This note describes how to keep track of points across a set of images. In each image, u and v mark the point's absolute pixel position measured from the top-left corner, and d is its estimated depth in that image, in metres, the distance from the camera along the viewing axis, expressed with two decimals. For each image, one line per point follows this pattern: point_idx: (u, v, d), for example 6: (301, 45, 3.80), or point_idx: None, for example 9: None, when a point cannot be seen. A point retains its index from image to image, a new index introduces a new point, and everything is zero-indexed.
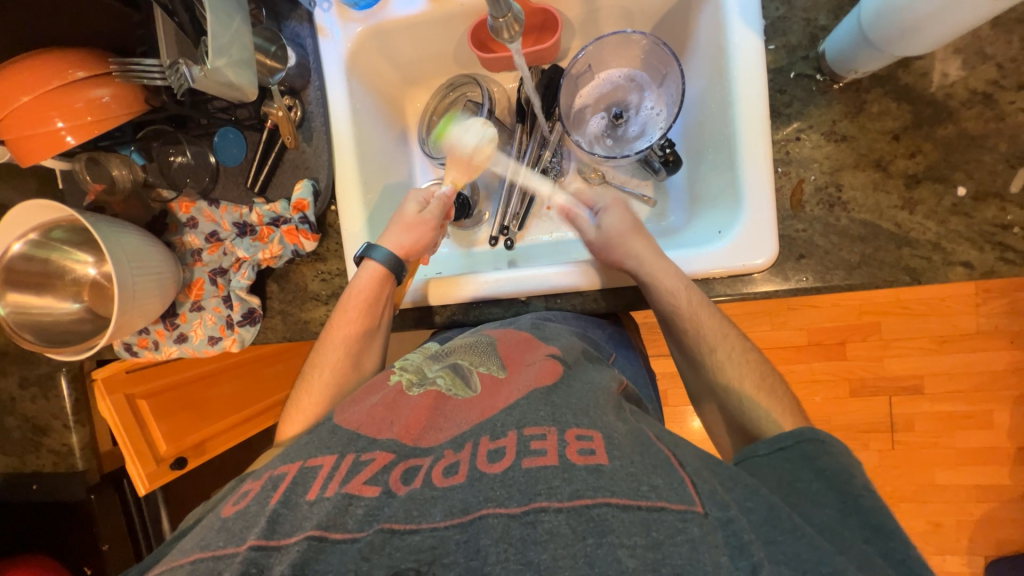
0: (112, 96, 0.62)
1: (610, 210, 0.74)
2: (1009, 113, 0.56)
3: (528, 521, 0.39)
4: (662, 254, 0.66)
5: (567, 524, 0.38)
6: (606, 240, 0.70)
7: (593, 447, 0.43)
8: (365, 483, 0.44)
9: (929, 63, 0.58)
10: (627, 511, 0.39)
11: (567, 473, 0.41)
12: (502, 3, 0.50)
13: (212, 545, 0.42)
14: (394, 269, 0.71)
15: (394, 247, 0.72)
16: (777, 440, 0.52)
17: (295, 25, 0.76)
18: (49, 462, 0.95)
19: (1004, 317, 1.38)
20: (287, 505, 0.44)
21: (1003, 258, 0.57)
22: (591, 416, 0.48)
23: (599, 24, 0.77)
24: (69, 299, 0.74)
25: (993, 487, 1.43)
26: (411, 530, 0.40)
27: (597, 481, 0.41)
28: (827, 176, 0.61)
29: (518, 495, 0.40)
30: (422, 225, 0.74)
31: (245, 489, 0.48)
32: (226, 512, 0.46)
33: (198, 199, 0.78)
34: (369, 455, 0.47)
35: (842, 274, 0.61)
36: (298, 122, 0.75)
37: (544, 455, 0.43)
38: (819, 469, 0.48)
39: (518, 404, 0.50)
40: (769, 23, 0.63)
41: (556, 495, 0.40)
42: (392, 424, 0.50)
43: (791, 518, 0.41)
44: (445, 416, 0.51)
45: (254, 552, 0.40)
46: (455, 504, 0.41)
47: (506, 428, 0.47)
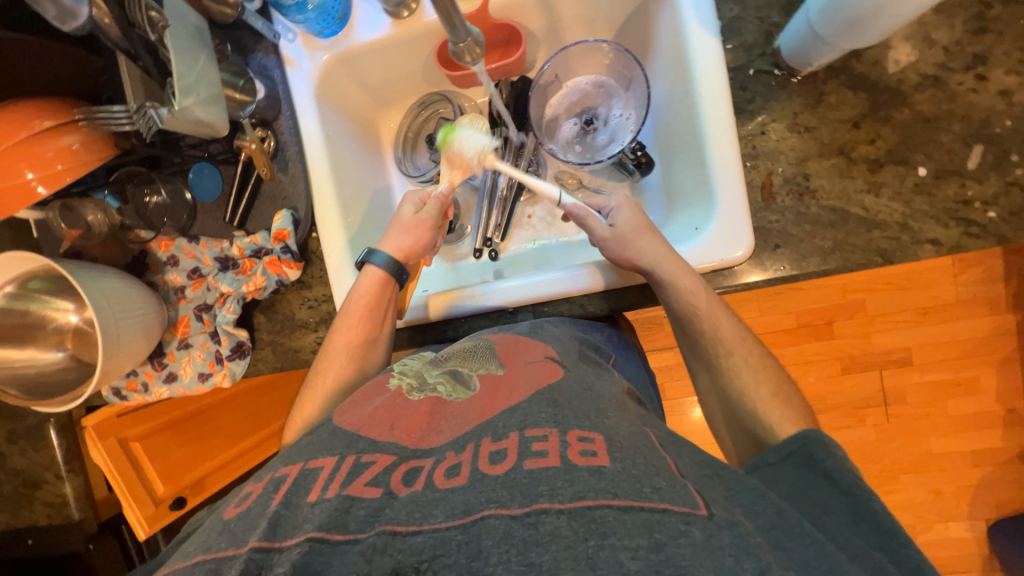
0: (81, 143, 0.61)
1: (621, 210, 0.70)
2: (960, 94, 0.59)
3: (529, 522, 0.39)
4: (678, 256, 0.65)
5: (568, 525, 0.38)
6: (621, 241, 0.66)
7: (595, 449, 0.44)
8: (366, 484, 0.45)
9: (879, 51, 0.60)
10: (626, 512, 0.39)
11: (569, 474, 0.41)
12: (462, 30, 0.51)
13: (216, 546, 0.43)
14: (394, 272, 0.72)
15: (393, 251, 0.72)
16: (785, 445, 0.54)
17: (261, 57, 0.75)
18: (44, 515, 0.93)
19: (981, 285, 1.42)
20: (287, 507, 0.44)
21: (968, 232, 0.59)
22: (591, 418, 0.48)
23: (563, 34, 0.78)
24: (52, 349, 0.73)
25: (987, 451, 1.47)
26: (413, 531, 0.40)
27: (598, 482, 0.41)
28: (794, 166, 0.63)
29: (520, 496, 0.41)
30: (418, 225, 0.74)
31: (246, 492, 0.49)
32: (227, 515, 0.47)
33: (177, 236, 0.78)
34: (369, 458, 0.48)
35: (817, 260, 0.62)
36: (273, 153, 0.76)
37: (545, 456, 0.43)
38: (826, 471, 0.50)
39: (519, 407, 0.50)
40: (724, 23, 0.64)
41: (556, 496, 0.40)
42: (392, 427, 0.51)
43: (799, 522, 0.43)
44: (446, 418, 0.52)
45: (255, 552, 0.41)
46: (457, 505, 0.41)
47: (508, 430, 0.47)
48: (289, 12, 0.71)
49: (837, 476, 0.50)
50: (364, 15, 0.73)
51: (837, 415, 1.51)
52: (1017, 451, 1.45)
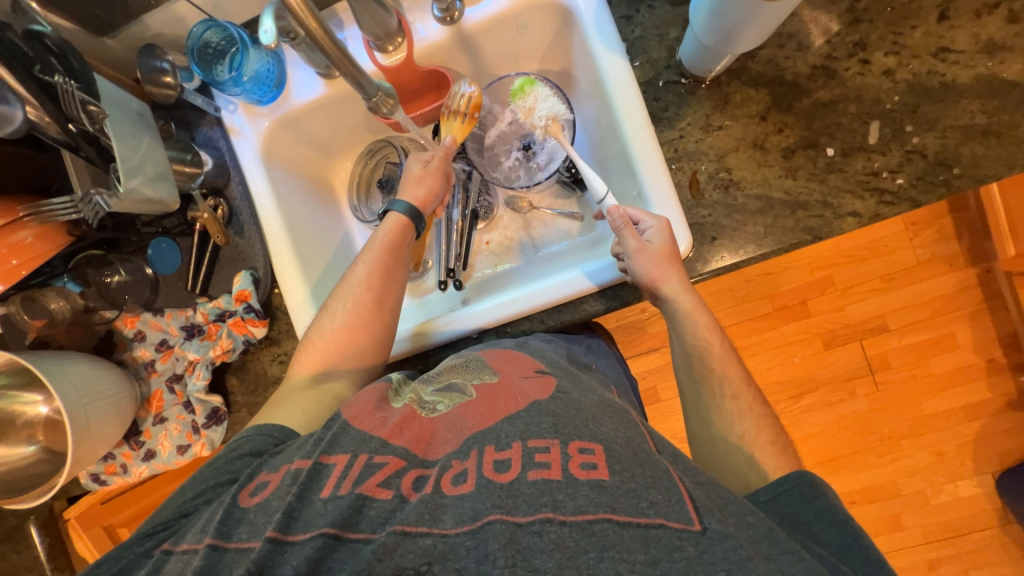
0: (36, 235, 0.64)
1: (657, 230, 0.64)
2: (849, 79, 0.64)
3: (534, 530, 0.41)
4: (692, 288, 0.66)
5: (571, 536, 0.41)
6: (652, 263, 0.63)
7: (595, 461, 0.45)
8: (378, 485, 0.47)
9: (770, 52, 0.66)
10: (626, 527, 0.41)
11: (570, 487, 0.43)
12: (367, 87, 0.58)
13: (236, 535, 0.47)
14: (414, 218, 0.74)
15: (411, 199, 0.74)
16: (778, 484, 0.55)
17: (206, 130, 0.79)
18: None
19: (936, 244, 1.48)
20: (302, 501, 0.47)
21: (883, 201, 0.63)
22: (591, 428, 0.50)
23: (490, 71, 0.83)
24: (24, 443, 0.73)
25: (976, 404, 1.49)
26: (423, 532, 0.42)
27: (599, 496, 0.43)
28: (715, 163, 0.67)
29: (524, 504, 0.43)
30: (430, 175, 0.75)
31: (263, 481, 0.52)
32: (245, 502, 0.50)
33: (141, 311, 0.78)
34: (381, 458, 0.50)
35: (753, 246, 0.66)
36: (227, 218, 0.78)
37: (548, 468, 0.45)
38: (819, 510, 0.51)
39: (519, 416, 0.52)
40: (629, 44, 0.70)
41: (560, 508, 0.42)
42: (403, 432, 0.54)
43: (788, 542, 0.45)
44: (448, 428, 0.54)
45: (271, 543, 0.44)
46: (465, 511, 0.43)
47: (512, 440, 0.49)
48: (226, 87, 0.73)
49: (831, 515, 0.51)
50: (299, 79, 0.77)
51: (827, 391, 1.53)
52: (1005, 399, 1.48)
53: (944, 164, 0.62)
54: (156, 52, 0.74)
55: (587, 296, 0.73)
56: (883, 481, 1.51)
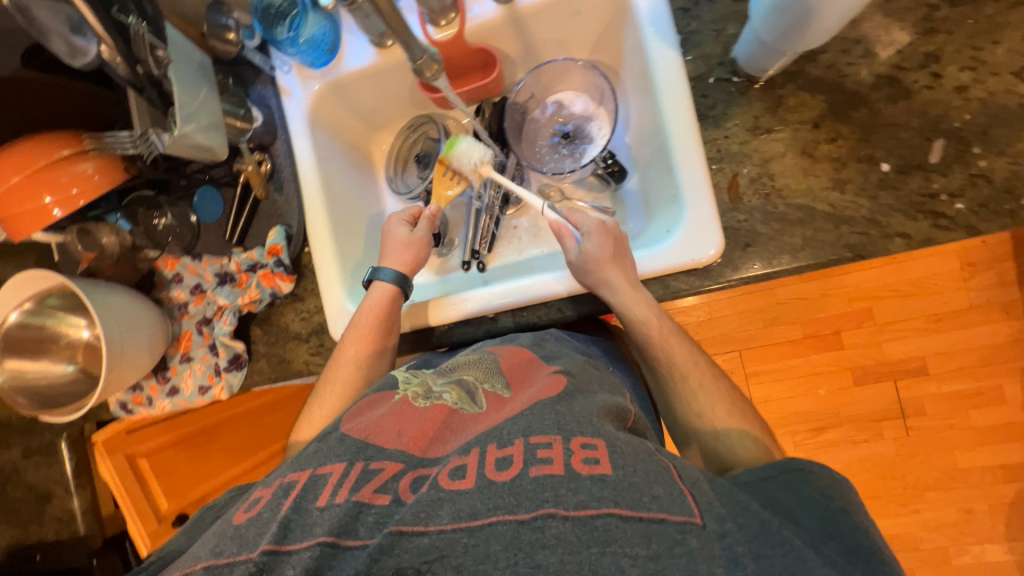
0: (96, 169, 0.67)
1: (592, 236, 0.70)
2: (916, 91, 0.60)
3: (537, 526, 0.41)
4: (639, 288, 0.67)
5: (572, 531, 0.40)
6: (586, 268, 0.68)
7: (598, 456, 0.45)
8: (375, 491, 0.46)
9: (833, 56, 0.63)
10: (628, 522, 0.40)
11: (572, 482, 0.43)
12: (415, 47, 0.59)
13: (227, 551, 0.45)
14: (401, 285, 0.76)
15: (399, 266, 0.77)
16: (762, 469, 0.52)
17: (260, 88, 0.82)
18: (53, 529, 0.97)
19: (993, 289, 1.38)
20: (297, 511, 0.46)
21: (937, 225, 0.59)
22: (593, 425, 0.49)
23: (537, 56, 0.83)
24: (64, 362, 0.78)
25: (1017, 465, 1.38)
26: (419, 531, 0.41)
27: (601, 491, 0.42)
28: (758, 167, 0.64)
29: (527, 501, 0.42)
30: (415, 243, 0.78)
31: (256, 496, 0.51)
32: (238, 520, 0.48)
33: (182, 255, 0.83)
34: (378, 465, 0.49)
35: (788, 257, 0.63)
36: (269, 174, 0.82)
37: (551, 463, 0.45)
38: (801, 495, 0.49)
39: (523, 414, 0.52)
40: (683, 38, 0.68)
41: (563, 503, 0.41)
42: (400, 434, 0.53)
43: (780, 532, 0.44)
44: (452, 430, 0.54)
45: (266, 555, 0.43)
46: (462, 507, 0.43)
47: (513, 437, 0.48)
48: (284, 47, 0.77)
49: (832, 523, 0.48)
50: (352, 46, 0.79)
51: (853, 429, 1.45)
52: None
53: (1010, 193, 0.57)
54: (224, 8, 0.76)
55: None
56: (902, 532, 1.42)
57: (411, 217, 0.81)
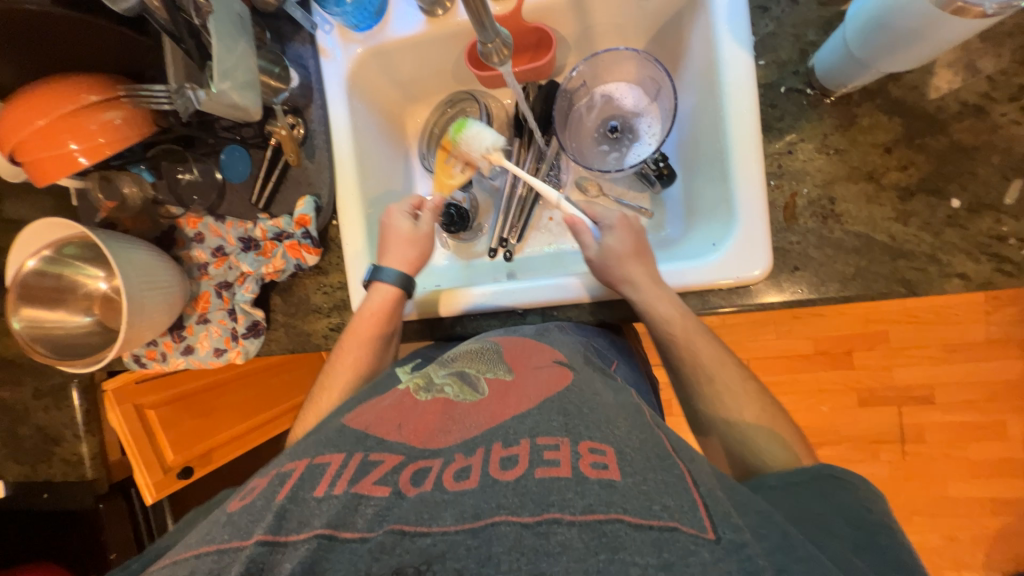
0: (123, 118, 0.64)
1: (615, 229, 0.69)
2: (1002, 125, 0.57)
3: (540, 531, 0.37)
4: (660, 282, 0.65)
5: (579, 537, 0.36)
6: (611, 264, 0.66)
7: (607, 462, 0.41)
8: (375, 483, 0.42)
9: (919, 77, 0.58)
10: (638, 529, 0.36)
11: (580, 486, 0.39)
12: (491, 30, 0.53)
13: (218, 538, 0.41)
14: (405, 286, 0.73)
15: (402, 266, 0.73)
16: (792, 474, 0.51)
17: (298, 47, 0.78)
18: (59, 472, 0.97)
19: (1014, 325, 1.35)
20: (293, 501, 0.42)
21: (1001, 269, 0.56)
22: (603, 428, 0.45)
23: (594, 42, 0.78)
24: (81, 313, 0.77)
25: (1008, 499, 1.39)
26: (423, 531, 0.38)
27: (610, 497, 0.38)
28: (820, 188, 0.61)
29: (531, 504, 0.38)
30: (419, 239, 0.75)
31: (251, 486, 0.47)
32: (233, 507, 0.45)
33: (205, 214, 0.80)
34: (378, 456, 0.45)
35: (837, 286, 0.61)
36: (301, 139, 0.78)
37: (557, 465, 0.41)
38: (835, 505, 0.47)
39: (530, 413, 0.47)
40: (759, 39, 0.64)
41: (569, 507, 0.38)
42: (400, 427, 0.49)
43: (804, 546, 0.39)
44: (455, 419, 0.49)
45: (259, 547, 0.38)
46: (467, 509, 0.39)
47: (520, 437, 0.44)
48: (326, 5, 0.72)
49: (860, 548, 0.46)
50: (400, 11, 0.74)
51: (852, 448, 1.45)
52: None
53: None
54: None
55: None
56: None
57: (411, 209, 0.78)
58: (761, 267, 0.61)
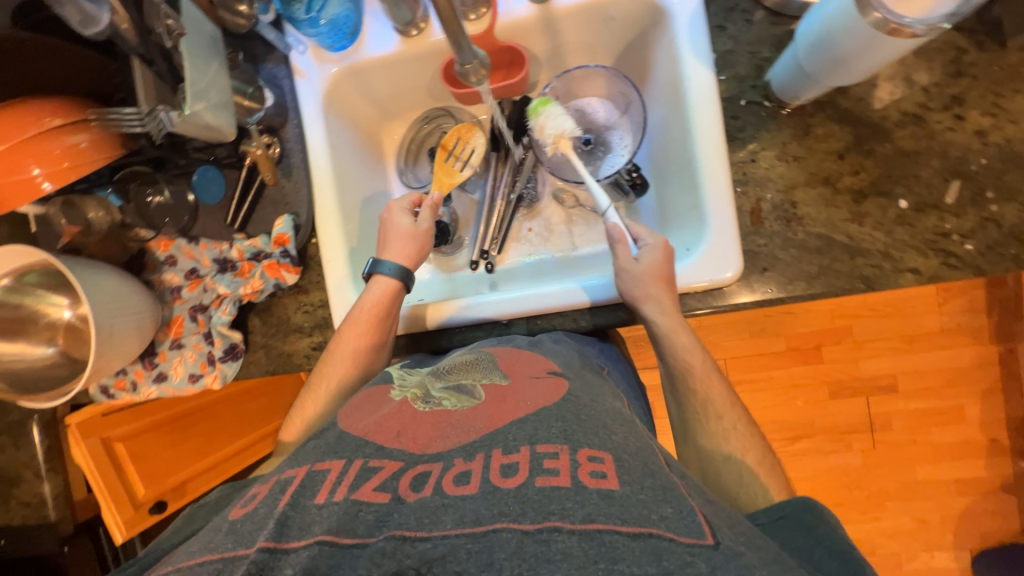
0: (89, 141, 0.62)
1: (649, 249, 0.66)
2: (939, 132, 0.62)
3: (542, 539, 0.37)
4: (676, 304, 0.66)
5: (579, 546, 0.36)
6: (636, 282, 0.64)
7: (605, 471, 0.42)
8: (375, 489, 0.43)
9: (863, 89, 0.64)
10: (636, 539, 0.37)
11: (579, 495, 0.39)
12: (468, 52, 0.55)
13: (222, 547, 0.41)
14: (404, 279, 0.73)
15: (401, 260, 0.73)
16: (776, 508, 0.52)
17: (272, 67, 0.78)
18: (19, 515, 0.92)
19: (964, 315, 1.44)
20: (295, 508, 0.42)
21: (946, 263, 0.61)
22: (604, 437, 0.46)
23: (565, 59, 0.81)
24: (44, 344, 0.73)
25: (971, 480, 1.47)
26: (422, 537, 0.38)
27: (609, 507, 0.39)
28: (782, 193, 0.65)
29: (532, 512, 0.38)
30: (419, 234, 0.75)
31: (252, 493, 0.47)
32: (234, 515, 0.44)
33: (177, 236, 0.78)
34: (377, 462, 0.46)
35: (804, 284, 0.64)
36: (277, 159, 0.78)
37: (558, 475, 0.41)
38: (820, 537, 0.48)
39: (528, 419, 0.48)
40: (718, 56, 0.68)
41: (568, 517, 0.38)
42: (399, 434, 0.48)
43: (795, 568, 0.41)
44: (453, 425, 0.49)
45: (261, 553, 0.38)
46: (467, 513, 0.39)
47: (519, 444, 0.45)
48: (301, 26, 0.73)
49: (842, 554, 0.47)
50: (374, 31, 0.75)
51: (825, 439, 1.51)
52: (1000, 481, 1.45)
53: (1017, 238, 0.60)
54: None
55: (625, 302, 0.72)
56: (862, 537, 1.49)
57: (411, 205, 0.77)
58: (733, 271, 0.64)
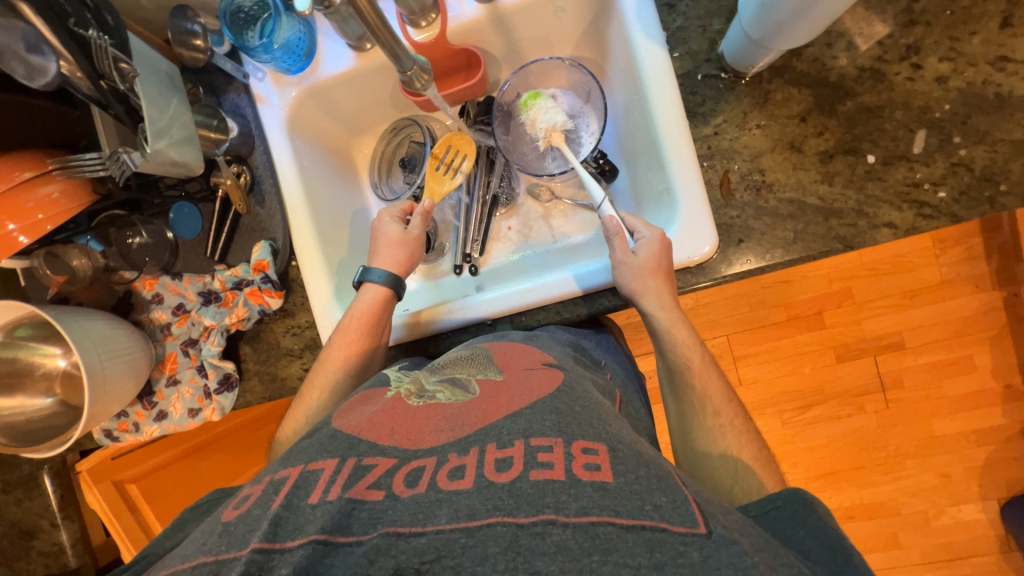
0: (60, 190, 0.64)
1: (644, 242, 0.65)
2: (898, 84, 0.62)
3: (537, 531, 0.37)
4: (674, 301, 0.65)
5: (574, 538, 0.36)
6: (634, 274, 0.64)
7: (599, 463, 0.42)
8: (368, 487, 0.43)
9: (817, 50, 0.63)
10: (630, 531, 0.37)
11: (574, 489, 0.39)
12: (405, 59, 0.57)
13: (216, 550, 0.41)
14: (394, 287, 0.74)
15: (390, 267, 0.74)
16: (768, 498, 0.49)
17: (233, 97, 0.79)
18: (40, 565, 0.93)
19: (963, 264, 1.42)
20: (288, 509, 0.42)
21: (921, 214, 0.60)
22: (597, 426, 0.47)
23: (522, 55, 0.81)
24: (41, 395, 0.74)
25: (989, 429, 1.45)
26: (417, 532, 0.38)
27: (603, 499, 0.39)
28: (749, 163, 0.65)
29: (528, 505, 0.38)
30: (409, 241, 0.76)
31: (246, 493, 0.46)
32: (227, 517, 0.44)
33: (161, 274, 0.79)
34: (370, 460, 0.46)
35: (781, 251, 0.64)
36: (248, 187, 0.78)
37: (552, 468, 0.41)
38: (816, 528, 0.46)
39: (522, 412, 0.48)
40: (670, 34, 0.68)
41: (563, 510, 0.38)
42: (392, 431, 0.49)
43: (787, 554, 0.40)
44: (446, 419, 0.50)
45: (256, 553, 0.38)
46: (461, 507, 0.39)
47: (513, 437, 0.45)
48: (256, 54, 0.73)
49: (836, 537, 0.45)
50: (329, 50, 0.76)
51: (837, 404, 1.50)
52: (1018, 427, 1.43)
53: (990, 180, 0.59)
54: (189, 14, 0.74)
55: (606, 289, 0.72)
56: (885, 499, 1.47)
57: (401, 213, 0.78)
58: (708, 246, 0.64)
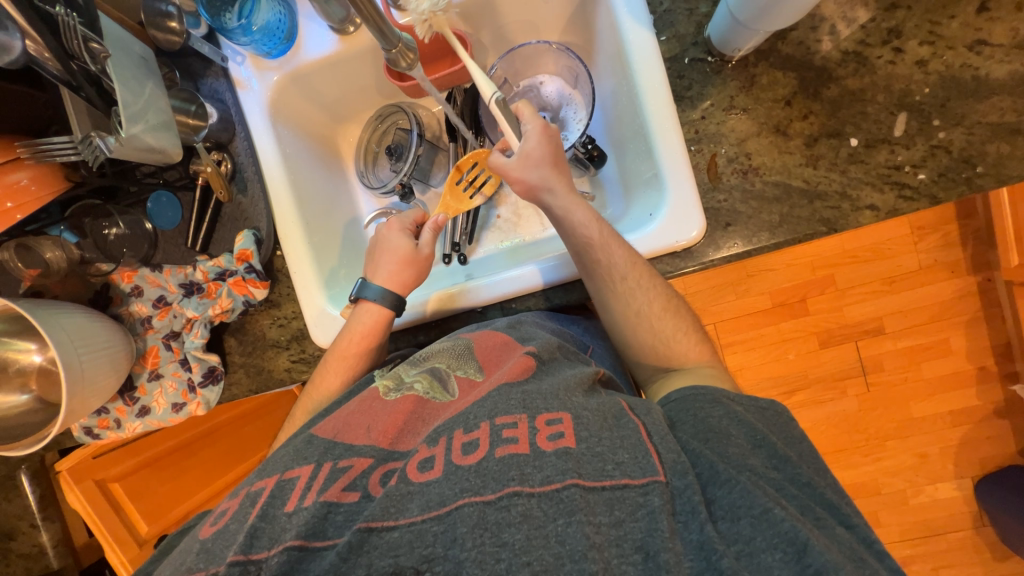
0: (30, 178, 0.63)
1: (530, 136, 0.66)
2: (880, 67, 0.62)
3: (502, 505, 0.38)
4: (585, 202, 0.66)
5: (538, 506, 0.38)
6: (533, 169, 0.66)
7: (562, 431, 0.43)
8: (344, 489, 0.43)
9: (802, 34, 0.64)
10: (592, 492, 0.39)
11: (538, 460, 0.41)
12: (392, 36, 0.56)
13: (194, 568, 0.40)
14: (394, 306, 0.71)
15: (389, 284, 0.72)
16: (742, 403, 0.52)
17: (212, 81, 0.77)
18: (21, 567, 0.90)
19: (941, 250, 1.46)
20: (264, 519, 0.41)
21: (902, 196, 0.62)
22: (559, 397, 0.47)
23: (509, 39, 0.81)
24: (16, 391, 0.72)
25: (965, 410, 1.49)
26: (390, 526, 0.38)
27: (566, 463, 0.40)
28: (736, 147, 0.66)
29: (492, 482, 0.39)
30: (418, 259, 0.73)
31: (223, 508, 0.46)
32: (204, 534, 0.44)
33: (139, 266, 0.76)
34: (346, 462, 0.45)
35: (767, 234, 0.65)
36: (230, 175, 0.76)
37: (516, 443, 0.42)
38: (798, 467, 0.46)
39: (489, 395, 0.48)
40: (657, 17, 0.68)
41: (528, 481, 0.39)
42: (369, 429, 0.49)
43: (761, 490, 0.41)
44: (424, 421, 0.50)
45: (232, 567, 0.38)
46: (433, 497, 0.39)
47: (479, 420, 0.45)
48: (234, 36, 0.71)
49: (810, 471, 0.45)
50: (311, 32, 0.74)
51: (820, 389, 1.53)
52: (992, 407, 1.48)
53: (968, 162, 0.60)
54: None
55: None
56: (866, 479, 1.52)
57: (414, 224, 0.77)
58: (696, 229, 0.65)
